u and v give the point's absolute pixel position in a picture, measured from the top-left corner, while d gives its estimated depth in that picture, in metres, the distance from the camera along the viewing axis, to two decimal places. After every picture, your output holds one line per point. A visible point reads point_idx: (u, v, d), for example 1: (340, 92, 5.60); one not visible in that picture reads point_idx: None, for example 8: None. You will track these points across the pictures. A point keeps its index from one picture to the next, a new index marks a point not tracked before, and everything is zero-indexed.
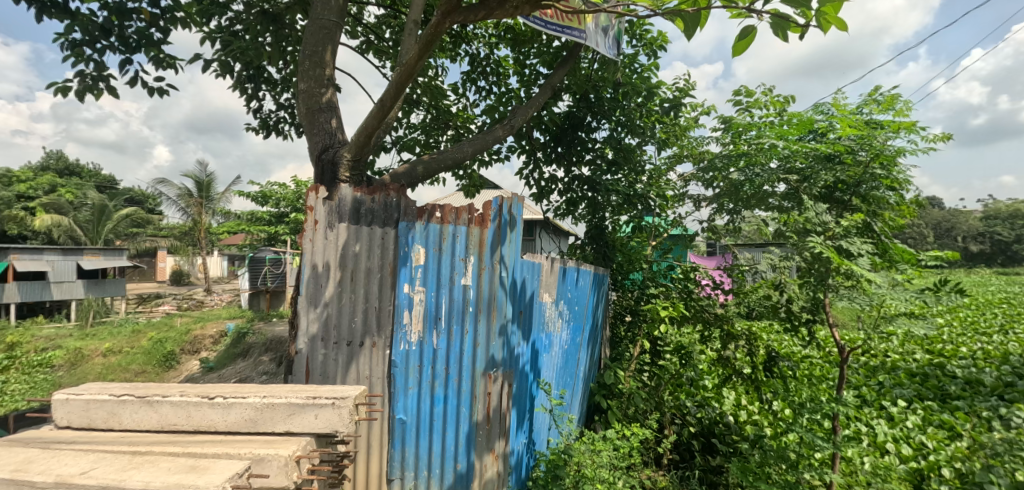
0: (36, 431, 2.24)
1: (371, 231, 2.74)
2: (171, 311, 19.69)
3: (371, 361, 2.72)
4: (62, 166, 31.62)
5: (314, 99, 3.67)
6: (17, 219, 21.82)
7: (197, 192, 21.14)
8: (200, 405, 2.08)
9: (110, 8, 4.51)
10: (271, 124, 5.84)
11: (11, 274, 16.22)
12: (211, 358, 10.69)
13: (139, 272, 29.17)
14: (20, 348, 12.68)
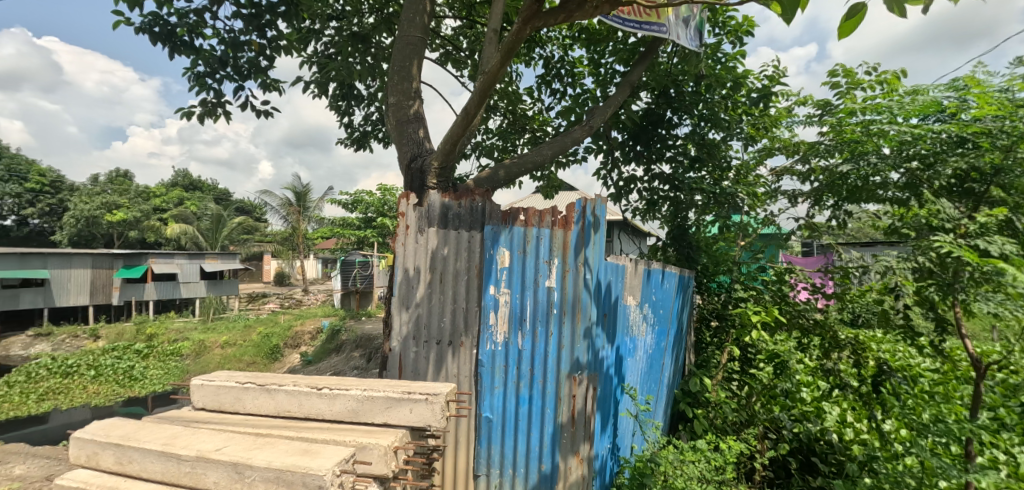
0: (178, 411, 2.60)
1: (459, 234, 2.90)
2: (275, 309, 21.76)
3: (458, 359, 2.87)
4: (187, 182, 36.26)
5: (403, 111, 3.91)
6: (154, 228, 25.34)
7: (296, 201, 23.21)
8: (310, 395, 2.28)
9: (226, 42, 5.10)
10: (362, 137, 6.27)
11: (150, 275, 19.11)
12: (309, 352, 11.67)
13: (249, 273, 32.60)
14: (158, 339, 14.68)
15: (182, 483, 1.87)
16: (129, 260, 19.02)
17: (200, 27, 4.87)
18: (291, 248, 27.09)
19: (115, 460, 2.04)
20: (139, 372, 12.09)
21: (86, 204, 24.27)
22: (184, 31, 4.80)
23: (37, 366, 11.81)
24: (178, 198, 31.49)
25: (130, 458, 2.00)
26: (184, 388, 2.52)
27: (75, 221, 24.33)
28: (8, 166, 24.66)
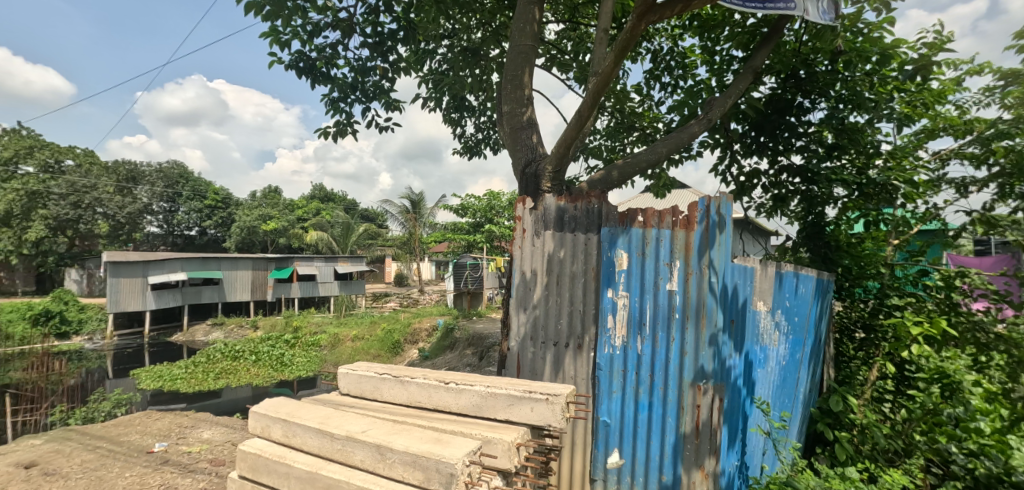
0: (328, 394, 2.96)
1: (575, 237, 3.03)
2: (396, 307, 23.63)
3: (576, 361, 2.97)
4: (323, 194, 41.10)
5: (516, 118, 4.04)
6: (298, 235, 29.09)
7: (412, 208, 25.03)
8: (438, 388, 2.46)
9: (356, 70, 5.70)
10: (475, 146, 6.59)
11: (296, 276, 22.02)
12: (426, 348, 12.49)
13: (373, 275, 35.87)
14: (302, 332, 16.82)
15: (334, 459, 2.13)
16: (279, 263, 22.06)
17: (334, 58, 5.50)
18: (408, 251, 29.26)
19: (281, 433, 2.39)
20: (288, 359, 13.95)
21: (247, 216, 28.67)
22: (322, 64, 5.46)
23: (215, 350, 14.20)
24: (316, 208, 35.75)
25: (294, 432, 2.33)
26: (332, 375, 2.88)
27: (240, 230, 28.85)
28: (193, 187, 29.14)
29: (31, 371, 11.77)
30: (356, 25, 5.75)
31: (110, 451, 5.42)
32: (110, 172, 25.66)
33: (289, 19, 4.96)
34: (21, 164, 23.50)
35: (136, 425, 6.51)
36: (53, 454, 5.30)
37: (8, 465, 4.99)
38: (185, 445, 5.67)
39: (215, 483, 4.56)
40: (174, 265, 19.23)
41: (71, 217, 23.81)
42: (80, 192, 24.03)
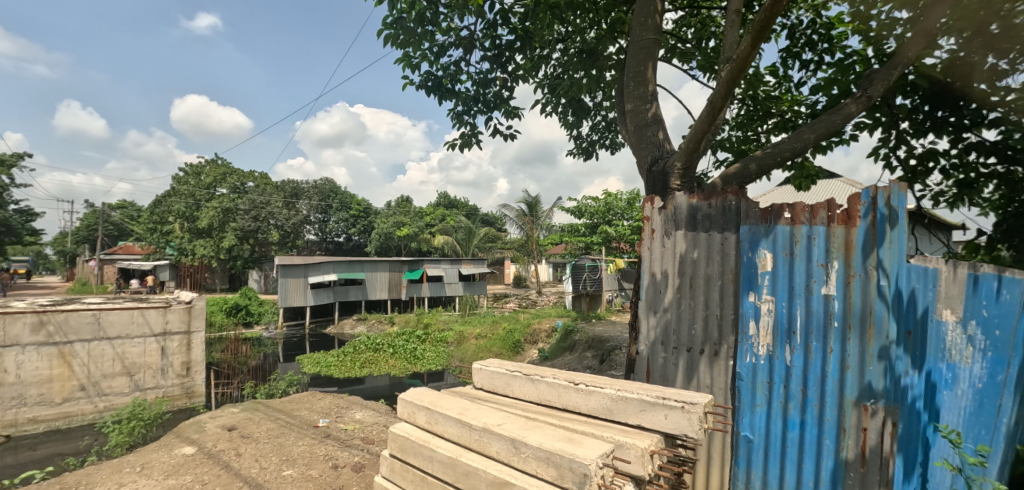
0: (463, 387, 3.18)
1: (709, 236, 2.90)
2: (515, 308, 24.32)
3: (712, 370, 2.83)
4: (447, 201, 44.10)
5: (640, 115, 3.93)
6: (426, 240, 31.54)
7: (529, 211, 25.59)
8: (568, 388, 2.49)
9: (477, 82, 6.01)
10: (589, 147, 6.54)
11: (425, 277, 23.87)
12: (546, 349, 12.60)
13: (493, 277, 37.32)
14: (431, 328, 18.19)
15: (472, 447, 2.27)
16: (411, 265, 24.08)
17: (458, 75, 5.88)
18: (526, 254, 29.92)
19: (425, 420, 2.61)
20: (419, 353, 15.16)
21: (385, 224, 31.92)
22: (448, 80, 5.87)
23: (361, 342, 16.01)
24: (441, 215, 38.44)
25: (436, 420, 2.53)
26: (469, 369, 3.08)
27: (378, 236, 32.20)
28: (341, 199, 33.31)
29: (227, 353, 14.42)
30: (476, 41, 6.08)
31: (287, 423, 6.44)
32: (278, 189, 30.39)
33: (419, 44, 5.43)
34: (217, 186, 28.93)
35: (304, 403, 7.63)
36: (247, 421, 6.47)
37: (218, 426, 6.21)
38: (342, 423, 6.51)
39: (367, 458, 5.16)
40: (327, 268, 22.16)
41: (253, 228, 28.68)
42: (258, 207, 28.86)
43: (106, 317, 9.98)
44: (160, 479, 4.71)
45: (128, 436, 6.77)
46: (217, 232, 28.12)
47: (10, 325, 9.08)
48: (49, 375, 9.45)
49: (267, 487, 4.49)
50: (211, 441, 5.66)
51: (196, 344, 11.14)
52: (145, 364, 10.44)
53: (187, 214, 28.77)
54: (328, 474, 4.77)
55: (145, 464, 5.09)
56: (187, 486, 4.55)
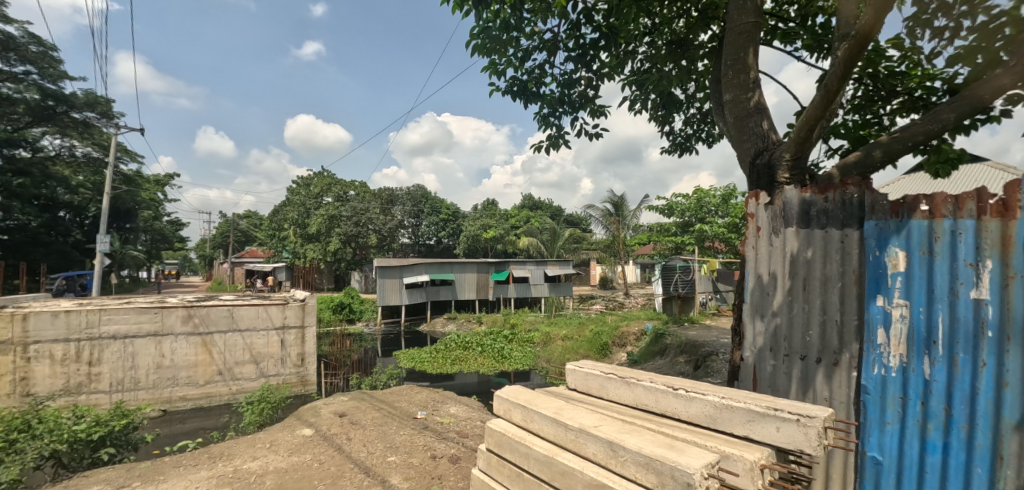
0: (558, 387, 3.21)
1: (827, 235, 2.76)
2: (602, 310, 23.86)
3: (831, 381, 2.69)
4: (531, 203, 44.48)
5: (741, 106, 3.69)
6: (512, 242, 32.08)
7: (615, 211, 24.99)
8: (666, 393, 2.41)
9: (563, 84, 6.00)
10: (684, 141, 6.23)
11: (511, 278, 24.28)
12: (635, 352, 12.20)
13: (579, 278, 36.89)
14: (518, 329, 18.44)
15: (568, 447, 2.28)
16: (498, 267, 24.59)
17: (542, 77, 5.92)
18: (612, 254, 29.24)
19: (520, 417, 2.67)
20: (507, 352, 15.46)
21: (472, 226, 33.03)
22: (533, 84, 5.93)
23: (451, 340, 16.68)
24: (526, 217, 38.86)
25: (531, 418, 2.58)
26: (562, 370, 3.11)
27: (466, 239, 33.39)
28: (432, 204, 35.12)
29: (334, 347, 15.79)
30: (560, 43, 6.08)
31: (389, 412, 6.92)
32: (376, 196, 32.66)
33: (504, 51, 5.55)
34: (324, 195, 31.80)
35: (403, 395, 8.14)
36: (355, 409, 7.05)
37: (331, 412, 6.84)
38: (439, 416, 6.85)
39: (463, 451, 5.39)
40: (420, 269, 23.39)
41: (354, 233, 31.12)
42: (359, 214, 31.25)
43: (238, 311, 11.43)
44: (285, 455, 5.30)
45: (258, 417, 7.69)
46: (325, 237, 30.90)
47: (167, 317, 10.74)
48: (195, 361, 11.02)
49: (374, 470, 4.86)
50: (325, 425, 6.24)
51: (309, 338, 12.30)
52: (269, 354, 11.78)
53: (299, 221, 31.99)
54: (428, 463, 5.04)
55: (272, 441, 5.76)
56: (307, 464, 5.08)
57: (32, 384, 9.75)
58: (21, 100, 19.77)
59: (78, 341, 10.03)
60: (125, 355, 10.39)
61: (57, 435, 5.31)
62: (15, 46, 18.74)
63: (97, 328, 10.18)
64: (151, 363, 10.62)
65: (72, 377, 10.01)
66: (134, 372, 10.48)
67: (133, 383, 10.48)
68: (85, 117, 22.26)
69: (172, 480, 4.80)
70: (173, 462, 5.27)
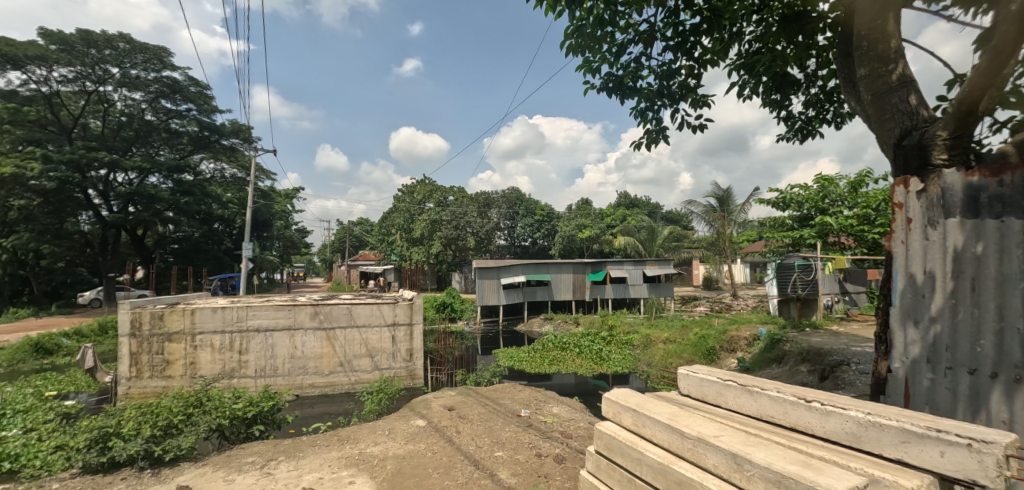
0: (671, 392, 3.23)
1: (1003, 226, 2.46)
2: (707, 313, 22.36)
3: (1011, 402, 2.40)
4: (627, 201, 43.14)
5: (880, 80, 3.24)
6: (608, 241, 31.40)
7: (720, 206, 23.32)
8: (797, 405, 2.24)
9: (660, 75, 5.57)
10: (805, 125, 5.62)
11: (608, 279, 23.75)
12: (748, 358, 11.25)
13: (681, 278, 34.92)
14: (616, 330, 17.97)
15: (684, 455, 2.18)
16: (594, 267, 24.18)
17: (639, 71, 5.69)
18: (718, 253, 27.27)
19: (630, 421, 2.63)
20: (605, 354, 15.14)
21: (567, 227, 32.97)
22: (629, 78, 5.73)
23: (548, 340, 16.74)
24: (622, 215, 37.75)
25: (642, 422, 2.53)
26: (675, 375, 3.15)
27: (561, 240, 33.34)
28: (527, 206, 35.70)
29: (438, 345, 16.66)
30: (656, 33, 5.83)
31: (494, 409, 7.14)
32: (473, 200, 33.88)
33: (598, 48, 5.46)
34: (426, 201, 33.71)
35: (506, 393, 8.35)
36: (462, 403, 7.38)
37: (441, 405, 7.24)
38: (541, 415, 6.93)
39: (568, 452, 5.40)
40: (517, 270, 23.81)
41: (454, 236, 32.59)
42: (458, 217, 32.67)
43: (356, 309, 12.57)
44: (402, 443, 5.72)
45: (377, 406, 8.38)
46: (428, 240, 32.75)
47: (298, 313, 12.15)
48: (321, 352, 12.32)
49: (483, 464, 5.05)
50: (436, 417, 6.62)
51: (416, 334, 13.10)
52: (382, 348, 12.79)
53: (405, 226, 34.32)
54: (533, 461, 5.12)
55: (391, 429, 6.25)
56: (422, 453, 5.42)
57: (199, 368, 11.60)
58: (185, 132, 23.66)
59: (231, 333, 11.74)
60: (266, 346, 11.94)
61: (221, 411, 6.26)
62: (180, 88, 22.47)
63: (246, 321, 11.82)
64: (287, 353, 12.08)
65: (228, 363, 11.74)
66: (274, 361, 12.00)
67: (273, 370, 11.99)
68: (233, 144, 26.08)
69: (310, 457, 5.42)
70: (309, 441, 5.94)
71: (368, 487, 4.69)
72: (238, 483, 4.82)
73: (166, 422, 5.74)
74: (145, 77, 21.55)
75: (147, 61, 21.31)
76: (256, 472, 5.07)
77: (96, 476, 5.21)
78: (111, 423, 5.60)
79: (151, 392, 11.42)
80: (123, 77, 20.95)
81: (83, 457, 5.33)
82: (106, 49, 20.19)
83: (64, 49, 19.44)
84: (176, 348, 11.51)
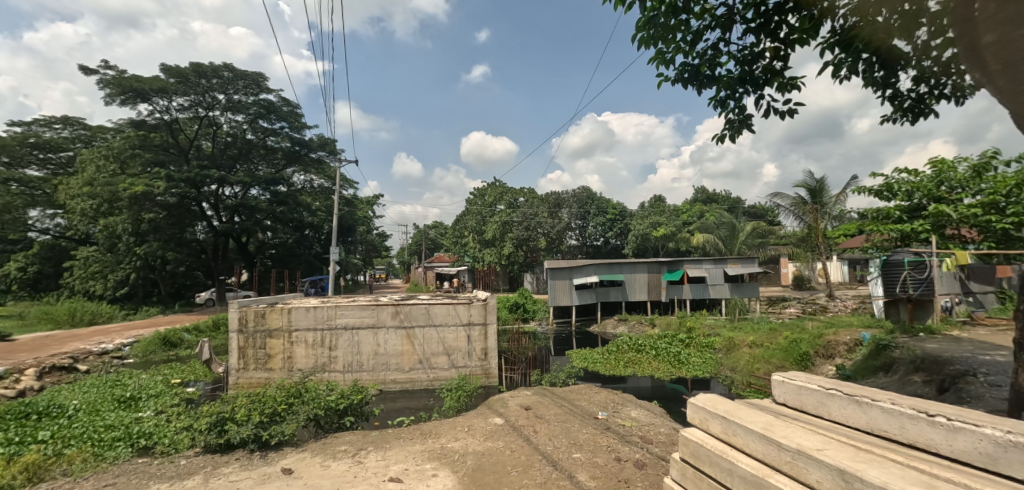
0: (766, 401, 3.27)
1: None
2: (799, 315, 20.62)
3: None
4: (704, 196, 40.94)
5: (1011, 46, 2.80)
6: (685, 240, 30.01)
7: (811, 199, 21.40)
8: (918, 420, 2.12)
9: (742, 60, 5.15)
10: (916, 104, 5.01)
11: (686, 278, 22.67)
12: (849, 365, 10.19)
13: (767, 277, 32.50)
14: (696, 332, 17.10)
15: (783, 469, 2.15)
16: (670, 266, 23.19)
17: (717, 58, 5.38)
18: (810, 249, 25.05)
19: (720, 428, 2.64)
20: (684, 357, 14.47)
21: (641, 225, 31.95)
22: (707, 66, 5.43)
23: (623, 342, 16.30)
24: (699, 211, 35.92)
25: (734, 431, 2.53)
26: (770, 382, 3.21)
27: (635, 238, 32.39)
28: (598, 205, 35.02)
29: (512, 345, 16.87)
30: (735, 16, 5.48)
31: (570, 410, 7.10)
32: (543, 201, 33.86)
33: (671, 38, 5.24)
34: (497, 203, 34.30)
35: (583, 394, 8.27)
36: (539, 403, 7.42)
37: (517, 404, 7.33)
38: (619, 418, 6.79)
39: (648, 458, 5.24)
40: (589, 270, 23.43)
41: (525, 237, 32.83)
42: (529, 218, 32.83)
43: (433, 309, 13.08)
44: (481, 440, 5.86)
45: (456, 403, 8.65)
46: (499, 242, 33.25)
47: (380, 313, 12.88)
48: (402, 350, 12.94)
49: (562, 465, 5.04)
50: (513, 416, 6.71)
51: (491, 334, 13.36)
52: (458, 347, 13.20)
53: (477, 228, 35.12)
54: (613, 465, 5.03)
55: (470, 426, 6.42)
56: (501, 450, 5.52)
57: (296, 362, 12.64)
58: (279, 147, 25.94)
59: (322, 330, 12.69)
60: (353, 343, 12.77)
61: (317, 402, 6.80)
62: (274, 109, 24.68)
63: (335, 320, 12.73)
64: (371, 350, 12.83)
65: (320, 358, 12.69)
66: (360, 357, 12.80)
67: (359, 366, 12.79)
68: (320, 156, 28.17)
69: (397, 449, 5.72)
70: (394, 434, 6.27)
71: (451, 480, 4.86)
72: (333, 469, 5.21)
73: (271, 410, 6.32)
74: (246, 100, 23.94)
75: (246, 86, 23.63)
76: (348, 460, 5.44)
77: (215, 456, 5.87)
78: (225, 409, 6.28)
79: (256, 383, 12.62)
80: (228, 102, 23.43)
81: (204, 438, 6.03)
82: (214, 78, 22.65)
83: (180, 81, 22.04)
84: (276, 344, 12.65)
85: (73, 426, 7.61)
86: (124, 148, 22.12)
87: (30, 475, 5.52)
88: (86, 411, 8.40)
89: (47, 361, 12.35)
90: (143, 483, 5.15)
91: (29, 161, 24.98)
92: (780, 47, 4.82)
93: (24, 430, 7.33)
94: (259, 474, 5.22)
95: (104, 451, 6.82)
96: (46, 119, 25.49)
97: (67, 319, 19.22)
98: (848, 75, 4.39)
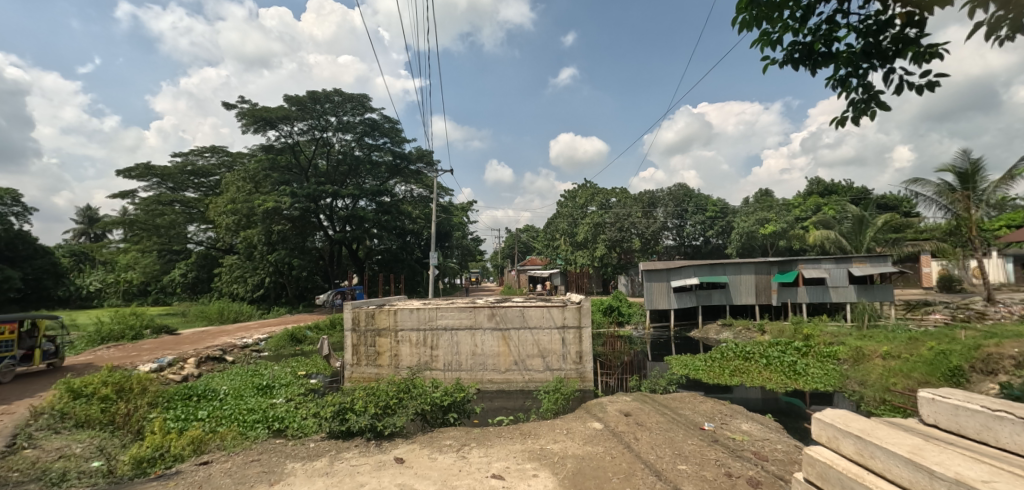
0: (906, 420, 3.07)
1: None
2: (946, 323, 17.67)
3: None
4: (821, 188, 36.67)
5: None
6: (802, 237, 27.34)
7: (960, 185, 18.19)
8: None
9: (867, 31, 4.57)
10: None
11: (801, 280, 20.44)
12: (1016, 383, 8.53)
13: (904, 278, 28.22)
14: (814, 339, 15.42)
15: None
16: (782, 266, 21.16)
17: (834, 32, 4.84)
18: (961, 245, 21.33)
19: (854, 449, 2.59)
20: (802, 368, 13.07)
21: (746, 222, 29.58)
22: (822, 43, 4.91)
23: (727, 349, 15.11)
24: (815, 205, 32.36)
25: (871, 453, 2.48)
26: (914, 400, 3.00)
27: (740, 237, 30.01)
28: (696, 203, 33.01)
29: (607, 348, 16.57)
30: None
31: (673, 419, 6.79)
32: (637, 200, 32.59)
33: (777, 16, 4.82)
34: (588, 205, 33.83)
35: (685, 403, 7.87)
36: (639, 410, 7.17)
37: (617, 410, 7.17)
38: (729, 431, 6.39)
39: (764, 475, 4.86)
40: (689, 271, 22.10)
41: (619, 238, 31.96)
42: (622, 219, 31.93)
43: (528, 312, 13.29)
44: (580, 444, 5.84)
45: (553, 405, 8.72)
46: (592, 244, 32.79)
47: (477, 315, 13.36)
48: (498, 351, 13.30)
49: (666, 475, 4.86)
50: (613, 422, 6.59)
51: (586, 338, 13.22)
52: (553, 350, 13.24)
53: (569, 231, 34.94)
54: (723, 481, 4.75)
55: (569, 429, 6.42)
56: (601, 455, 5.46)
57: (402, 360, 13.53)
58: (382, 161, 27.93)
59: (424, 331, 13.47)
60: (452, 343, 13.40)
61: (423, 398, 7.26)
62: (378, 126, 26.72)
63: (435, 320, 13.44)
64: (469, 351, 13.37)
65: (423, 357, 13.47)
66: (459, 357, 13.40)
67: (459, 365, 13.39)
68: (420, 168, 29.89)
69: (498, 447, 5.91)
70: (496, 432, 6.48)
71: (551, 482, 4.91)
72: (440, 462, 5.51)
73: (384, 403, 6.84)
74: (353, 120, 26.26)
75: (353, 108, 25.90)
76: (453, 454, 5.73)
77: (338, 441, 6.53)
78: (345, 400, 6.91)
79: (367, 378, 13.67)
80: (339, 123, 25.92)
81: (329, 425, 6.70)
82: (326, 103, 25.21)
83: (299, 108, 24.86)
84: (384, 342, 13.67)
85: (223, 409, 8.89)
86: (259, 170, 25.45)
87: (194, 447, 6.51)
88: (232, 395, 9.79)
89: (203, 352, 14.53)
90: (281, 461, 5.87)
91: (187, 185, 29.67)
92: (914, 12, 4.21)
93: (187, 409, 8.69)
94: (375, 460, 5.70)
95: (247, 431, 7.86)
96: (198, 149, 30.07)
97: (217, 317, 22.61)
98: (1011, 34, 3.71)
